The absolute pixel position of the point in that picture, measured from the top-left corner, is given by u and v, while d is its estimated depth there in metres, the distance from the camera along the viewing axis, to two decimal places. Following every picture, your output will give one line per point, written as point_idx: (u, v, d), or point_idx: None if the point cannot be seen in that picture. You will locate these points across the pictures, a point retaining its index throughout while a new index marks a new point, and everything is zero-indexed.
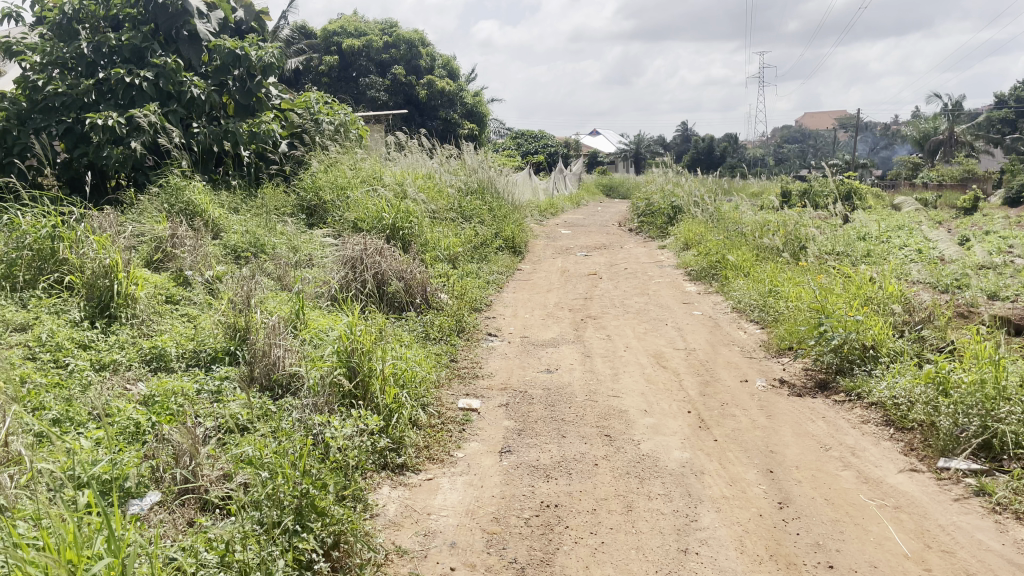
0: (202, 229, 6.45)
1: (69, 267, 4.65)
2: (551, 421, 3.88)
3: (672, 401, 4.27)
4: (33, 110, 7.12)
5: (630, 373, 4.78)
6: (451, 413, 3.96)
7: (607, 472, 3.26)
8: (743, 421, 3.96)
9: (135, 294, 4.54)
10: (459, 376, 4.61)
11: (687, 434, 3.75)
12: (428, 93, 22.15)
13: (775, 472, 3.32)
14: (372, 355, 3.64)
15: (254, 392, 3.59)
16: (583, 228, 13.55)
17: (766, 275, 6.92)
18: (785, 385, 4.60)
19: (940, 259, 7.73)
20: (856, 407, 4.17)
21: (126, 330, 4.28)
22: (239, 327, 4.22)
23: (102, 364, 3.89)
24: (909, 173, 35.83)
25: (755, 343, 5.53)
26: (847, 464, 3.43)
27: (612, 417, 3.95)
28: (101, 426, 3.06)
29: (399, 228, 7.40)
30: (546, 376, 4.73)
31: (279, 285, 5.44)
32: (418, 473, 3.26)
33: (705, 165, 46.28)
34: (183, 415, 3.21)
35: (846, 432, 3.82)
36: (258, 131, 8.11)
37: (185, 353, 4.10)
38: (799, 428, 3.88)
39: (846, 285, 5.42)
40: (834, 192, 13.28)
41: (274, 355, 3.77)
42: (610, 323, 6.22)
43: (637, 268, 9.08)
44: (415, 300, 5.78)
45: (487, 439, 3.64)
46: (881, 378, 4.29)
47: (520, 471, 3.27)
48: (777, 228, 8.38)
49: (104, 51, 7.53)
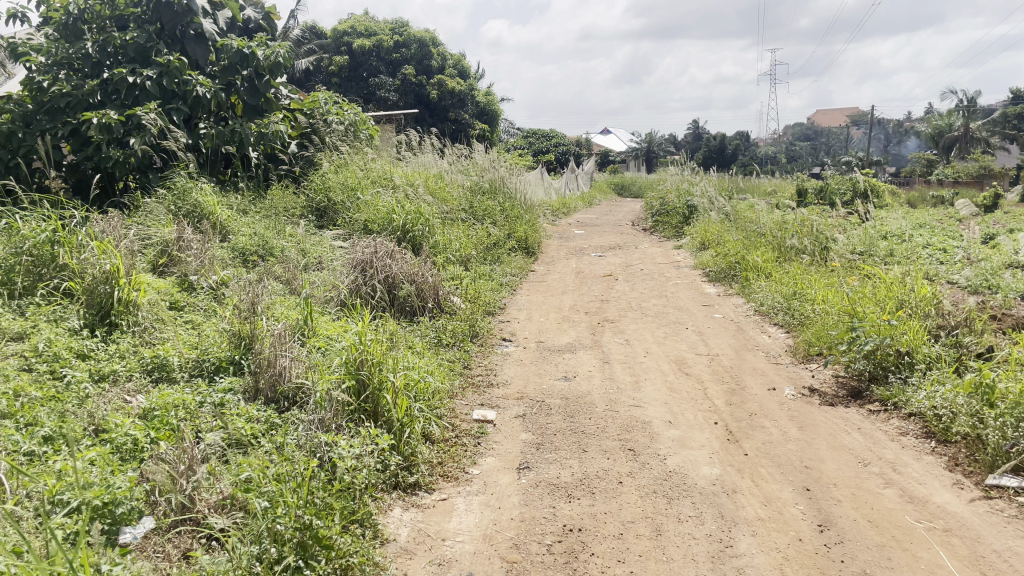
0: (209, 231, 6.29)
1: (68, 273, 4.49)
2: (571, 435, 3.68)
3: (697, 411, 4.05)
4: (39, 111, 7.00)
5: (652, 381, 4.58)
6: (466, 426, 3.76)
7: (632, 491, 3.05)
8: (774, 434, 3.73)
9: (137, 300, 4.37)
10: (473, 386, 4.42)
11: (716, 448, 3.54)
12: (439, 94, 21.94)
13: (813, 490, 3.11)
14: (383, 366, 3.40)
15: (258, 405, 3.41)
16: (597, 228, 13.34)
17: (789, 277, 6.69)
18: (816, 393, 4.37)
19: (967, 259, 7.46)
20: (893, 418, 3.94)
21: (127, 338, 4.12)
22: (243, 335, 4.04)
23: (102, 375, 3.73)
24: (924, 171, 35.29)
25: (781, 348, 5.30)
26: (889, 482, 3.21)
27: (635, 429, 3.74)
28: (96, 444, 2.90)
29: (410, 229, 7.20)
30: (564, 384, 4.52)
31: (286, 289, 5.28)
32: (431, 492, 3.06)
33: (717, 162, 45.86)
34: (183, 431, 3.05)
35: (885, 445, 3.59)
36: (267, 131, 7.96)
37: (188, 363, 3.93)
38: (835, 440, 3.66)
39: (877, 287, 5.18)
40: (852, 191, 12.99)
41: (280, 365, 3.59)
42: (627, 327, 6.00)
43: (654, 269, 8.86)
44: (428, 305, 5.60)
45: (503, 454, 3.45)
46: (919, 387, 4.05)
47: (539, 490, 3.06)
48: (797, 227, 8.14)
49: (109, 51, 7.37)
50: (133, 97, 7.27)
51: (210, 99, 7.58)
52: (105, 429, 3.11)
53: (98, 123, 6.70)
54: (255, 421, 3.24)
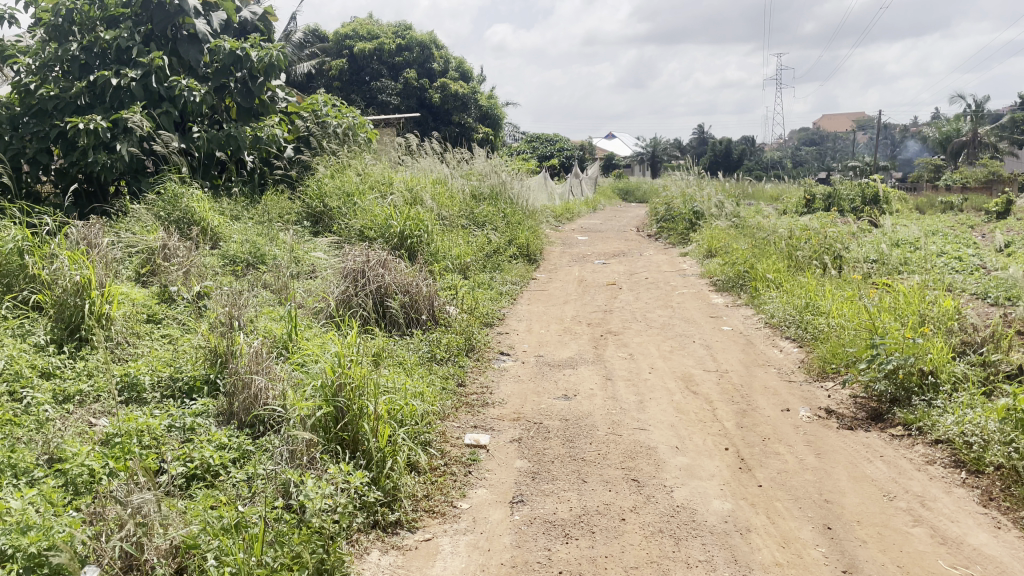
0: (198, 239, 6.03)
1: (37, 284, 4.23)
2: (570, 462, 3.40)
3: (706, 435, 3.77)
4: (26, 114, 6.81)
5: (657, 401, 4.29)
6: (456, 452, 3.50)
7: (636, 531, 2.77)
8: (790, 462, 3.45)
9: (109, 314, 4.11)
10: (467, 406, 4.15)
11: (727, 478, 3.26)
12: (442, 98, 21.70)
13: (834, 529, 2.83)
14: (364, 392, 3.12)
15: (230, 431, 3.15)
16: (602, 233, 13.05)
17: (801, 287, 6.41)
18: (834, 416, 4.09)
19: (984, 268, 7.19)
20: (918, 444, 3.65)
21: (97, 355, 3.86)
22: (219, 352, 3.75)
23: (66, 397, 3.47)
24: (931, 176, 34.89)
25: (794, 364, 5.01)
26: (918, 519, 2.92)
27: (640, 457, 3.46)
28: (48, 478, 2.64)
29: (407, 236, 6.92)
30: (564, 404, 4.24)
31: (273, 299, 5.02)
32: (414, 531, 2.80)
33: (723, 166, 45.46)
34: (145, 461, 2.78)
35: (911, 476, 3.31)
36: (261, 135, 7.70)
37: (160, 382, 3.66)
38: (856, 470, 3.38)
39: (895, 299, 4.89)
40: (861, 197, 12.66)
41: (256, 387, 3.31)
42: (632, 340, 5.71)
43: (659, 278, 8.58)
44: (421, 317, 5.34)
45: (495, 486, 3.18)
46: (945, 411, 3.77)
47: (533, 529, 2.79)
48: (809, 234, 7.84)
49: (97, 51, 7.08)
50: (119, 100, 7.02)
51: (200, 104, 7.28)
52: (60, 458, 2.83)
53: (80, 127, 6.42)
54: (226, 449, 3.01)
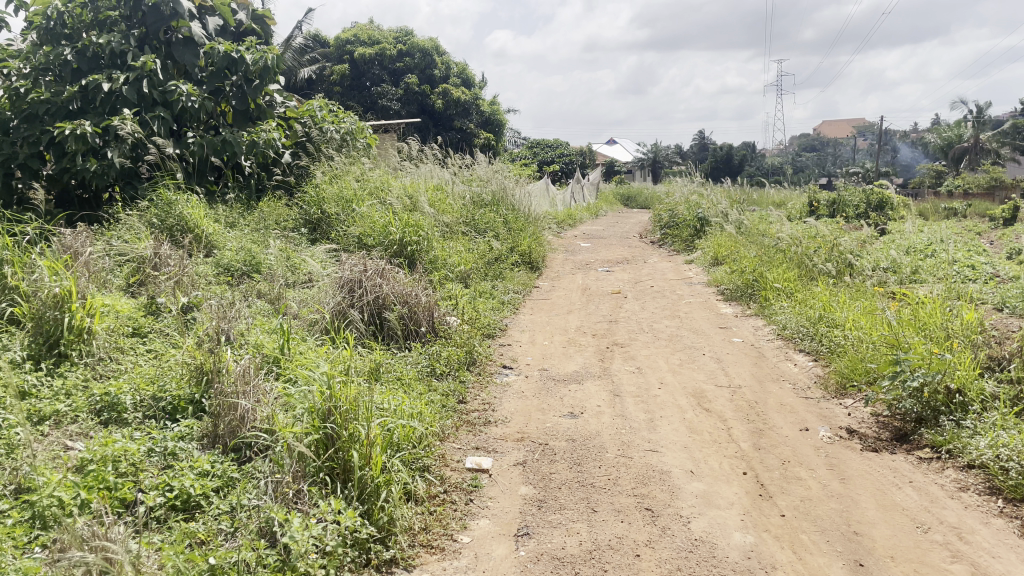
0: (191, 247, 5.82)
1: (16, 296, 4.01)
2: (579, 488, 3.18)
3: (722, 458, 3.55)
4: (16, 119, 6.57)
5: (669, 420, 4.06)
6: (456, 477, 3.28)
7: (652, 569, 2.55)
8: (812, 488, 3.23)
9: (91, 328, 3.89)
10: (468, 425, 3.94)
11: (747, 507, 3.04)
12: (442, 103, 21.51)
13: (867, 566, 2.61)
14: (354, 416, 2.92)
15: (214, 457, 2.93)
16: (604, 240, 12.81)
17: (813, 298, 6.19)
18: (856, 437, 3.86)
19: (998, 277, 6.96)
20: (948, 468, 3.43)
21: (77, 372, 3.64)
22: (205, 370, 3.51)
23: (41, 418, 3.24)
24: (931, 183, 34.58)
25: (810, 379, 4.79)
26: (957, 555, 2.70)
27: (652, 482, 3.24)
28: (12, 514, 2.41)
29: (406, 244, 6.70)
30: (570, 422, 4.02)
31: (267, 310, 4.81)
32: (410, 570, 2.58)
33: (724, 172, 45.26)
34: (119, 495, 2.56)
35: (943, 505, 3.08)
36: (258, 140, 7.44)
37: (143, 401, 3.44)
38: (883, 497, 3.16)
39: (916, 311, 4.65)
40: (866, 203, 12.42)
41: (241, 409, 3.09)
42: (639, 353, 5.49)
43: (665, 286, 8.36)
44: (421, 329, 5.12)
45: (499, 516, 2.96)
46: (977, 432, 3.54)
47: (540, 568, 2.57)
48: (819, 243, 7.61)
49: (89, 55, 6.84)
50: (112, 106, 6.75)
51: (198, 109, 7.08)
52: (28, 488, 2.61)
53: (70, 132, 6.19)
54: (208, 477, 2.79)
